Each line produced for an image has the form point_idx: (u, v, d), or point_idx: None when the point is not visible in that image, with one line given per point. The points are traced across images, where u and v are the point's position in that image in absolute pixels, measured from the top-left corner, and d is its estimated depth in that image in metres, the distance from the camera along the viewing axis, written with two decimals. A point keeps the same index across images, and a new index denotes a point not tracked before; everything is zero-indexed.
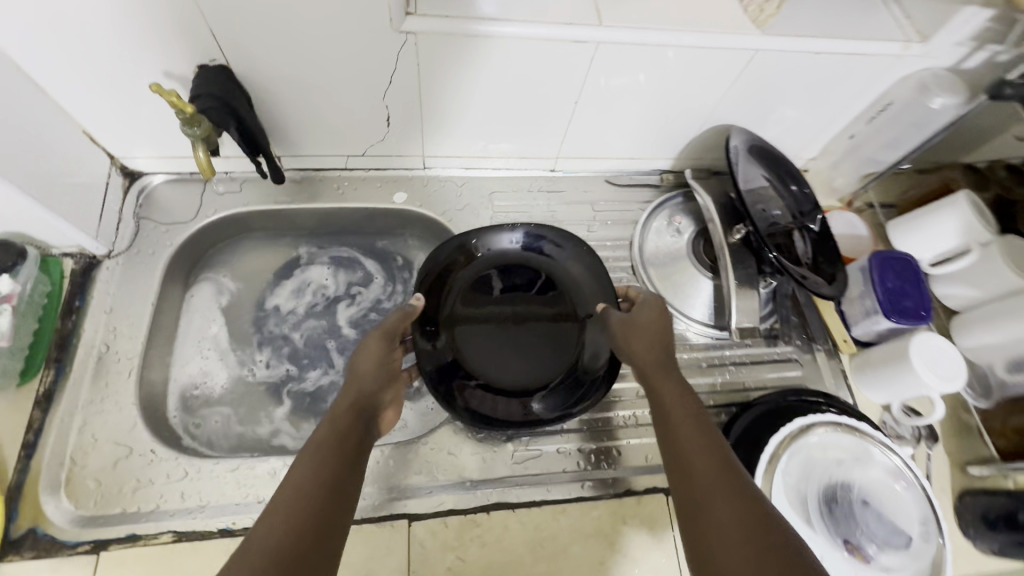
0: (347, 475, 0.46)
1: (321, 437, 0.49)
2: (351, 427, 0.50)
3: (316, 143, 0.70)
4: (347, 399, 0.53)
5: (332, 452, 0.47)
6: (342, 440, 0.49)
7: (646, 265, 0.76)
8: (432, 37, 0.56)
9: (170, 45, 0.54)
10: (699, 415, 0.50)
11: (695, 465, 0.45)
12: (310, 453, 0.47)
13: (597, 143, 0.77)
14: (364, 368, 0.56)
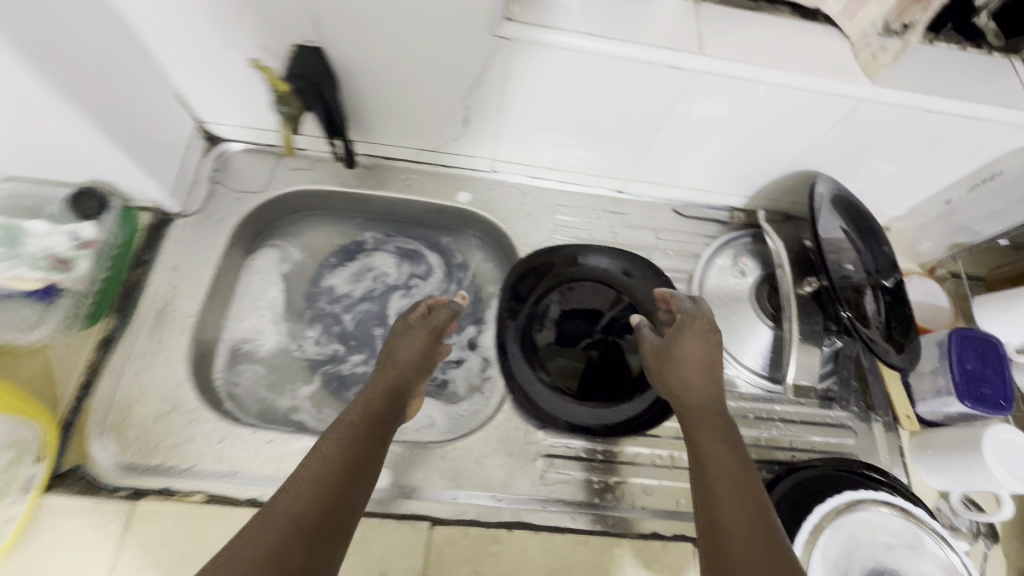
0: (371, 453, 0.47)
1: (353, 416, 0.50)
2: (382, 410, 0.52)
3: (393, 134, 0.70)
4: (383, 384, 0.55)
5: (361, 430, 0.49)
6: (370, 420, 0.50)
7: (706, 303, 0.73)
8: (526, 44, 0.55)
9: (275, 23, 0.55)
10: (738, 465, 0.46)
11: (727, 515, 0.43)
12: (340, 429, 0.48)
13: (673, 171, 0.74)
14: (405, 358, 0.59)
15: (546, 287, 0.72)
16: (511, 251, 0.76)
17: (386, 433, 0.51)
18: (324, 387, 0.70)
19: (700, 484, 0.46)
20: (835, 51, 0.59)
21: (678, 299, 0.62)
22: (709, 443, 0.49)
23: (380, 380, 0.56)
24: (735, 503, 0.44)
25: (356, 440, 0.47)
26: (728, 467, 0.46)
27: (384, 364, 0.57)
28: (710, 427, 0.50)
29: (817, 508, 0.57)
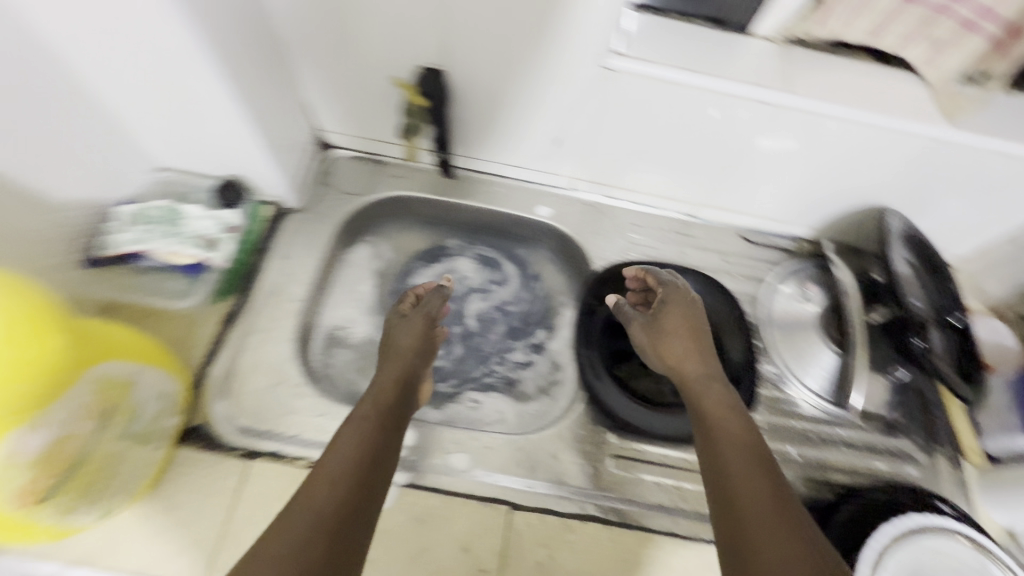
0: (387, 449, 0.51)
1: (366, 411, 0.53)
2: (392, 402, 0.56)
3: (487, 149, 0.77)
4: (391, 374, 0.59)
5: (375, 423, 0.52)
6: (383, 413, 0.54)
7: (770, 326, 0.77)
8: (632, 77, 0.60)
9: (407, 48, 0.62)
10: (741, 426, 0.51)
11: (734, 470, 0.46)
12: (354, 425, 0.52)
13: (744, 198, 0.79)
14: (405, 343, 0.63)
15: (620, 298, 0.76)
16: (584, 264, 0.81)
17: (399, 426, 0.55)
18: None
19: (708, 447, 0.50)
20: (915, 97, 0.63)
21: (651, 273, 0.69)
22: (713, 405, 0.53)
23: (388, 372, 0.60)
24: (742, 464, 0.47)
25: (372, 433, 0.51)
26: (732, 436, 0.49)
27: (388, 356, 0.61)
28: (711, 392, 0.55)
29: (881, 526, 0.59)
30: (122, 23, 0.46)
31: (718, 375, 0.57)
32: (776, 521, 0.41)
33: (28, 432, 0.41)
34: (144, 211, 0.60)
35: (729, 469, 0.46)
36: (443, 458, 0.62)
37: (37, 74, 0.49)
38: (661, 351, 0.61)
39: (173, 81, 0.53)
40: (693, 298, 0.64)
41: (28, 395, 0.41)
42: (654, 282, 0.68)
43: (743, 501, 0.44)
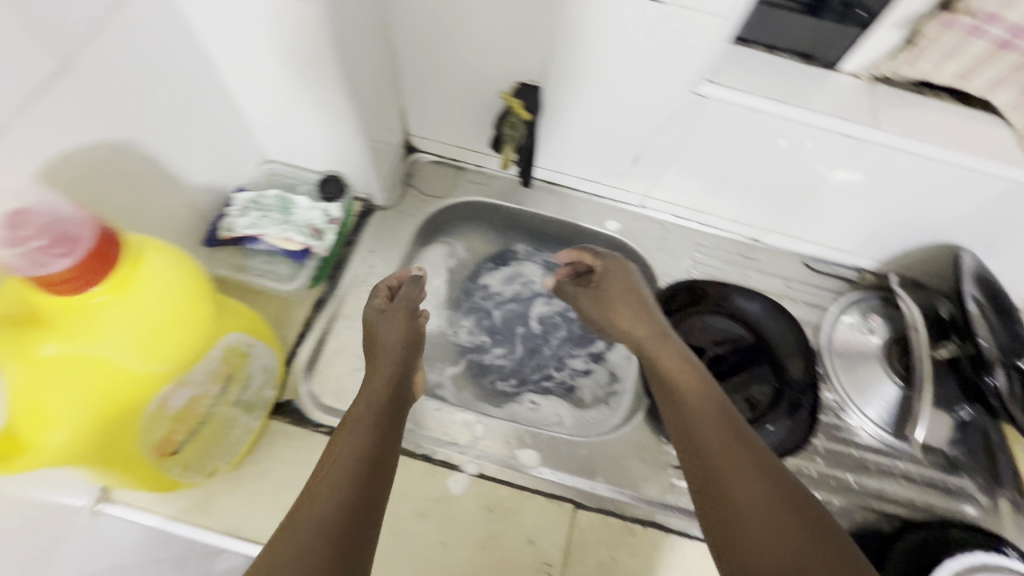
0: (386, 448, 0.51)
1: (359, 412, 0.53)
2: (385, 401, 0.55)
3: (565, 163, 0.80)
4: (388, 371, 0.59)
5: (369, 421, 0.52)
6: (379, 409, 0.54)
7: (832, 354, 0.77)
8: (721, 104, 0.63)
9: (509, 66, 0.67)
10: (715, 404, 0.53)
11: (714, 453, 0.48)
12: (349, 428, 0.51)
13: (813, 227, 0.80)
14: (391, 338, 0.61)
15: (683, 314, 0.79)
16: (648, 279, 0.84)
17: (396, 423, 0.54)
18: (467, 371, 0.79)
19: (688, 433, 0.52)
20: (1000, 140, 0.64)
21: (585, 252, 0.71)
22: (687, 386, 0.55)
23: (382, 370, 0.59)
24: (720, 445, 0.49)
25: (366, 432, 0.51)
26: (696, 403, 0.53)
27: (376, 354, 0.60)
28: (685, 370, 0.56)
29: (944, 562, 0.59)
30: (278, 29, 0.52)
31: (670, 332, 0.61)
32: (751, 484, 0.46)
33: (176, 391, 0.44)
34: (258, 199, 0.66)
35: (701, 445, 0.50)
36: (512, 453, 0.65)
37: (196, 69, 0.55)
38: (613, 322, 0.64)
39: (306, 83, 0.58)
40: (627, 267, 0.68)
41: (181, 357, 0.43)
42: (591, 262, 0.70)
43: (721, 470, 0.47)
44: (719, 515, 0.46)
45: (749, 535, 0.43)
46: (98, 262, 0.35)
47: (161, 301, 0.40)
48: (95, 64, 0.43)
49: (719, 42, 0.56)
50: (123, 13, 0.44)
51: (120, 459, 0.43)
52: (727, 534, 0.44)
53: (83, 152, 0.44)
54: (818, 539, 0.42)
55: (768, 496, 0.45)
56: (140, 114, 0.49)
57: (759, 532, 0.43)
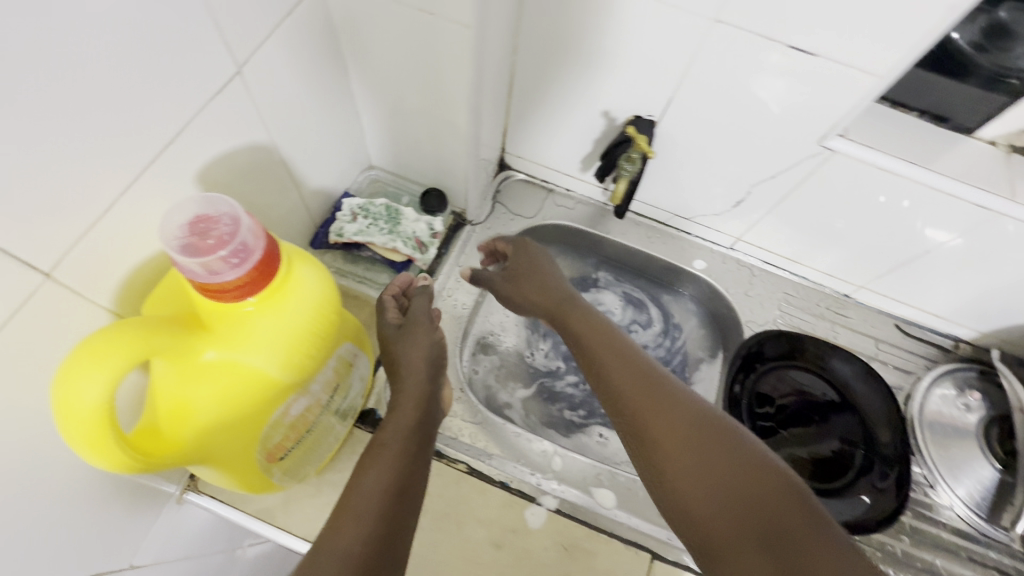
0: (411, 477, 0.50)
1: (387, 439, 0.52)
2: (412, 428, 0.54)
3: (659, 197, 0.79)
4: (414, 394, 0.56)
5: (397, 449, 0.51)
6: (406, 436, 0.53)
7: (924, 427, 0.73)
8: (847, 161, 0.61)
9: (626, 99, 0.65)
10: (641, 373, 0.54)
11: (654, 428, 0.49)
12: (374, 455, 0.50)
13: (914, 291, 0.76)
14: (416, 359, 0.58)
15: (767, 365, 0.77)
16: (732, 323, 0.81)
17: (422, 450, 0.53)
18: (537, 396, 0.78)
19: (625, 413, 0.52)
20: None
21: (499, 239, 0.72)
22: (611, 361, 0.56)
23: (410, 393, 0.56)
24: (657, 417, 0.50)
25: (392, 461, 0.50)
26: (609, 362, 0.56)
27: (402, 375, 0.58)
28: (606, 343, 0.58)
29: None
30: (419, 48, 0.52)
31: (572, 296, 0.64)
32: (673, 427, 0.49)
33: (297, 400, 0.44)
34: (366, 206, 0.66)
35: (627, 404, 0.52)
36: (589, 490, 0.64)
37: (330, 78, 0.55)
38: (526, 296, 0.66)
39: (430, 99, 0.58)
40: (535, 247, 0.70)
41: (310, 370, 0.43)
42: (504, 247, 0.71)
43: (643, 421, 0.50)
44: (672, 493, 0.46)
45: (702, 505, 0.45)
46: (260, 275, 0.35)
47: (306, 314, 0.40)
48: (256, 72, 0.44)
49: (860, 100, 0.54)
50: (286, 24, 0.45)
51: (239, 462, 0.43)
52: (682, 508, 0.46)
53: (233, 155, 0.45)
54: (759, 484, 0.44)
55: (690, 434, 0.48)
56: (280, 119, 0.50)
57: (709, 497, 0.45)
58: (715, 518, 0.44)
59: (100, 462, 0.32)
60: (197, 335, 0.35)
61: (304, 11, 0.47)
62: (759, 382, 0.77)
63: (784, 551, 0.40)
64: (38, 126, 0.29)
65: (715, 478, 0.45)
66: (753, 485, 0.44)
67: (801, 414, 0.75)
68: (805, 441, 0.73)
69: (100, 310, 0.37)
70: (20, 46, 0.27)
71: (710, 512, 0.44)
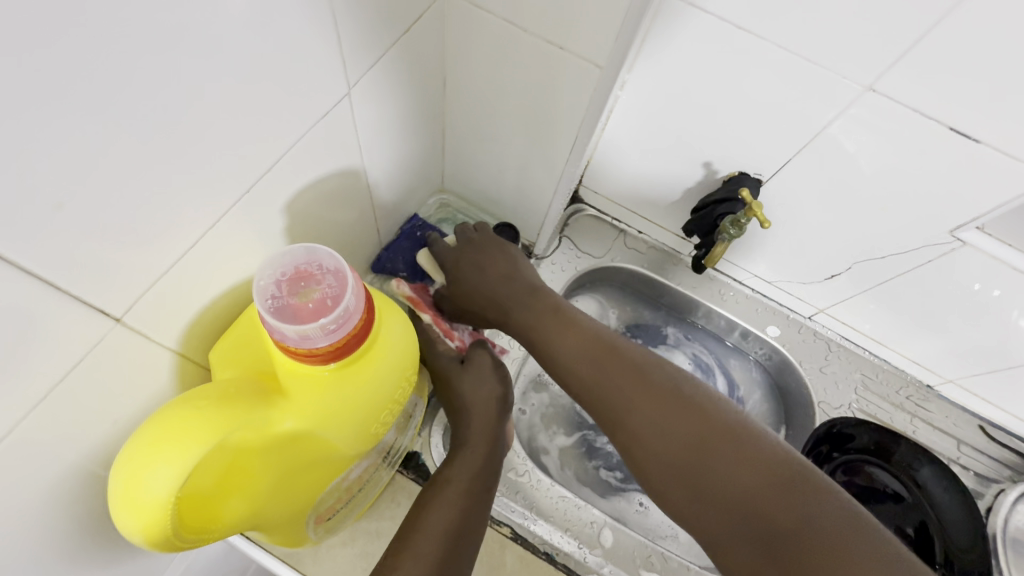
0: (473, 519, 0.47)
1: (452, 475, 0.49)
2: (478, 466, 0.50)
3: (743, 256, 0.73)
4: (483, 431, 0.53)
5: (461, 488, 0.48)
6: (473, 474, 0.50)
7: (1009, 545, 0.64)
8: (977, 255, 0.55)
9: (733, 153, 0.60)
10: (600, 344, 0.52)
11: (617, 407, 0.49)
12: (437, 491, 0.48)
13: (1013, 395, 0.69)
14: (483, 396, 0.55)
15: (842, 451, 0.72)
16: (802, 402, 0.75)
17: (487, 491, 0.50)
18: (577, 447, 0.70)
19: (586, 393, 0.51)
20: None
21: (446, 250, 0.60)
22: (561, 335, 0.54)
23: (479, 428, 0.53)
24: (616, 395, 0.49)
25: (455, 500, 0.47)
26: (565, 339, 0.53)
27: (465, 417, 0.54)
28: (556, 316, 0.55)
29: None
30: (533, 77, 0.47)
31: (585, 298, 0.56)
32: (649, 413, 0.47)
33: (358, 465, 0.39)
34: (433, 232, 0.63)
35: (586, 382, 0.51)
36: (638, 574, 0.58)
37: (427, 97, 0.51)
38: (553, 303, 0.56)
39: (529, 129, 0.53)
40: (490, 246, 0.60)
41: (381, 435, 0.38)
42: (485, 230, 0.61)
43: (605, 401, 0.49)
44: (647, 475, 0.46)
45: (676, 484, 0.44)
46: (354, 338, 0.30)
47: (393, 378, 0.35)
48: (358, 88, 0.40)
49: (1013, 193, 0.49)
50: (399, 43, 0.41)
51: (289, 527, 0.38)
52: (657, 490, 0.45)
53: (321, 178, 0.41)
54: (726, 448, 0.43)
55: (649, 397, 0.48)
56: (370, 138, 0.45)
57: (681, 474, 0.44)
58: (683, 478, 0.44)
59: (151, 534, 0.27)
60: (274, 396, 0.31)
61: (419, 30, 0.43)
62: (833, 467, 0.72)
63: (754, 503, 0.40)
64: (141, 145, 0.26)
65: (676, 446, 0.45)
66: (719, 450, 0.43)
67: (859, 499, 0.70)
68: None
69: (165, 352, 0.34)
70: (138, 63, 0.24)
71: (698, 506, 0.43)
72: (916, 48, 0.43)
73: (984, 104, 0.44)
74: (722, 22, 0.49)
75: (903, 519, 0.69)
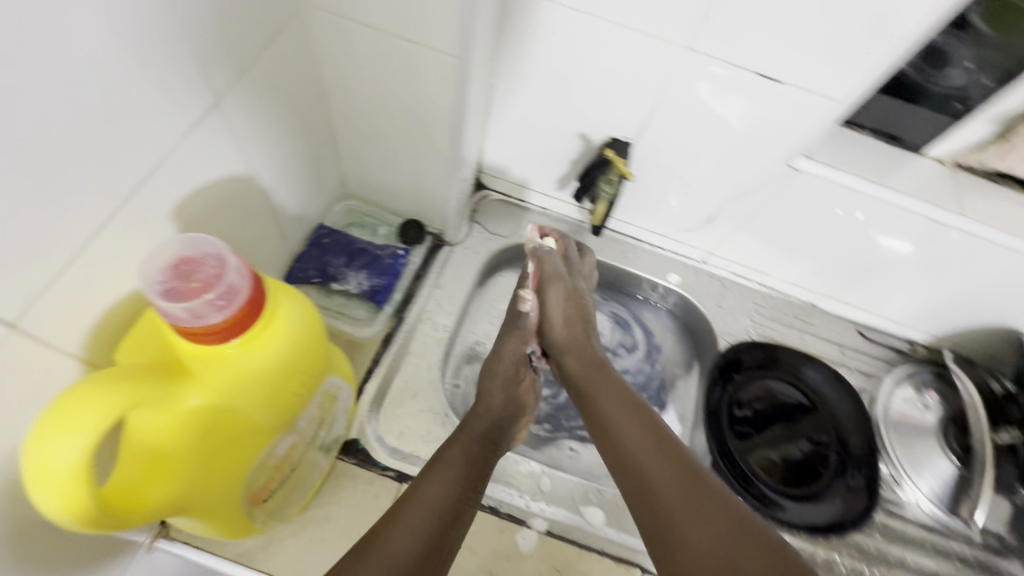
0: (465, 498, 0.52)
1: (452, 455, 0.54)
2: (476, 447, 0.56)
3: (635, 213, 0.81)
4: (482, 421, 0.59)
5: (458, 467, 0.54)
6: (471, 457, 0.55)
7: (889, 426, 0.77)
8: (811, 179, 0.65)
9: (602, 123, 0.67)
10: (652, 423, 0.52)
11: (656, 479, 0.48)
12: (434, 470, 0.53)
13: (876, 298, 0.80)
14: (493, 391, 0.63)
15: (743, 373, 0.79)
16: (707, 336, 0.84)
17: (482, 472, 0.55)
18: None
19: (628, 464, 0.50)
20: None
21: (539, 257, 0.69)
22: (612, 407, 0.55)
23: (476, 420, 0.59)
24: (661, 471, 0.48)
25: (451, 479, 0.52)
26: (615, 409, 0.54)
27: (476, 408, 0.61)
28: (612, 390, 0.57)
29: None
30: (402, 73, 0.51)
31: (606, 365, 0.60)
32: (693, 502, 0.45)
33: (281, 440, 0.42)
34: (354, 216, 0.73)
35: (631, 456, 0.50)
36: (577, 509, 0.64)
37: (308, 103, 0.55)
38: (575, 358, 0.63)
39: (411, 122, 0.57)
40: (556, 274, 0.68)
41: (294, 407, 0.42)
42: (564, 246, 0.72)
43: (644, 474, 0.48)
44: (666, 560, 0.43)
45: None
46: (247, 311, 0.34)
47: (293, 350, 0.39)
48: (230, 99, 0.43)
49: (822, 123, 0.58)
50: (264, 54, 0.45)
51: (220, 510, 0.41)
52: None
53: (208, 186, 0.44)
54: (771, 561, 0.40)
55: (693, 490, 0.45)
56: (254, 147, 0.48)
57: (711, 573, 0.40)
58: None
59: (72, 506, 0.30)
60: (178, 376, 0.34)
61: (283, 39, 0.47)
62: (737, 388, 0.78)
63: None
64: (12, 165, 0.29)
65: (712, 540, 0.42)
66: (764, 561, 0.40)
67: (765, 414, 0.77)
68: (773, 441, 0.75)
69: (69, 360, 0.36)
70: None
71: None
72: (719, 9, 0.51)
73: (782, 49, 0.53)
74: (562, 6, 0.56)
75: (811, 425, 0.76)
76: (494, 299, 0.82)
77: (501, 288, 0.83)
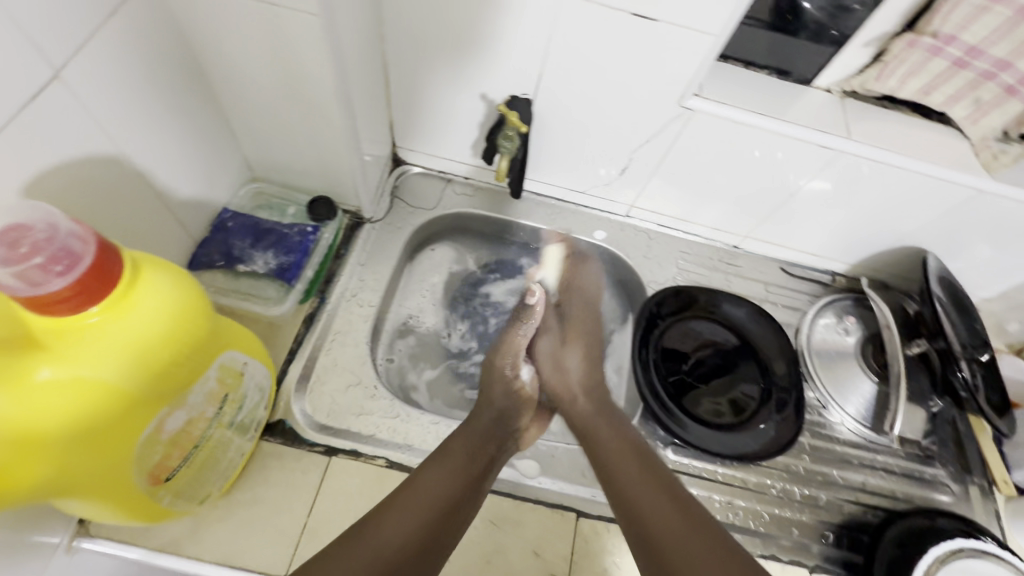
0: (465, 495, 0.53)
1: (457, 447, 0.56)
2: (480, 441, 0.58)
3: (552, 173, 0.81)
4: (487, 416, 0.61)
5: (461, 460, 0.55)
6: (474, 451, 0.57)
7: (812, 354, 0.79)
8: (705, 117, 0.66)
9: (500, 81, 0.67)
10: (648, 462, 0.55)
11: (653, 521, 0.49)
12: (438, 461, 0.55)
13: (792, 234, 0.82)
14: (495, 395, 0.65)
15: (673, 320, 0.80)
16: (637, 287, 0.85)
17: (488, 468, 0.57)
18: (444, 376, 0.75)
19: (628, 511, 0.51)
20: (960, 150, 0.68)
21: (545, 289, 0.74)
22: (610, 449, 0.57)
23: (481, 419, 0.61)
24: (660, 513, 0.50)
25: (456, 472, 0.54)
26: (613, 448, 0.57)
27: (478, 410, 0.62)
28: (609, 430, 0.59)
29: (929, 551, 0.61)
30: (272, 38, 0.51)
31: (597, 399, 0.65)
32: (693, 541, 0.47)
33: (170, 415, 0.42)
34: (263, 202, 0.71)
35: (628, 496, 0.52)
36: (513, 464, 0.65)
37: (182, 80, 0.54)
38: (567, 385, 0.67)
39: (295, 91, 0.57)
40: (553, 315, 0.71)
41: (176, 378, 0.41)
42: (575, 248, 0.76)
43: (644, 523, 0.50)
44: None
45: None
46: (93, 278, 0.34)
47: (160, 317, 0.39)
48: (73, 69, 0.41)
49: (702, 58, 0.59)
50: (111, 24, 0.44)
51: (113, 490, 0.41)
52: None
53: (64, 166, 0.43)
54: None
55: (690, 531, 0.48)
56: (117, 124, 0.47)
57: None
58: None
59: None
60: (31, 350, 0.35)
61: (133, 9, 0.46)
62: (665, 334, 0.79)
63: None
64: None
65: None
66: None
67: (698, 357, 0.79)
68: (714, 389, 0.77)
69: None
70: None
71: None
72: None
73: None
74: None
75: (742, 363, 0.79)
76: (424, 272, 0.82)
77: (431, 261, 0.83)
